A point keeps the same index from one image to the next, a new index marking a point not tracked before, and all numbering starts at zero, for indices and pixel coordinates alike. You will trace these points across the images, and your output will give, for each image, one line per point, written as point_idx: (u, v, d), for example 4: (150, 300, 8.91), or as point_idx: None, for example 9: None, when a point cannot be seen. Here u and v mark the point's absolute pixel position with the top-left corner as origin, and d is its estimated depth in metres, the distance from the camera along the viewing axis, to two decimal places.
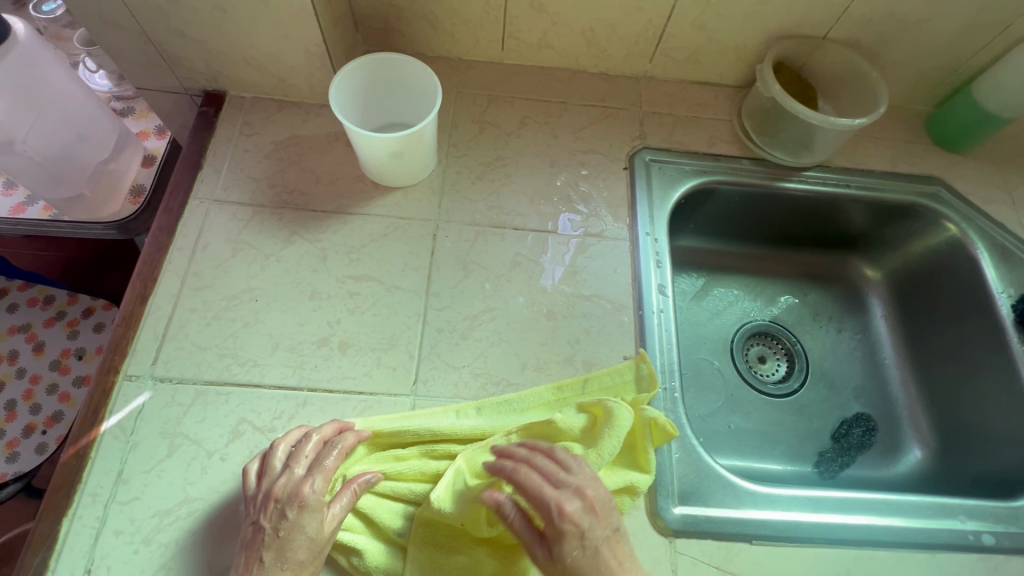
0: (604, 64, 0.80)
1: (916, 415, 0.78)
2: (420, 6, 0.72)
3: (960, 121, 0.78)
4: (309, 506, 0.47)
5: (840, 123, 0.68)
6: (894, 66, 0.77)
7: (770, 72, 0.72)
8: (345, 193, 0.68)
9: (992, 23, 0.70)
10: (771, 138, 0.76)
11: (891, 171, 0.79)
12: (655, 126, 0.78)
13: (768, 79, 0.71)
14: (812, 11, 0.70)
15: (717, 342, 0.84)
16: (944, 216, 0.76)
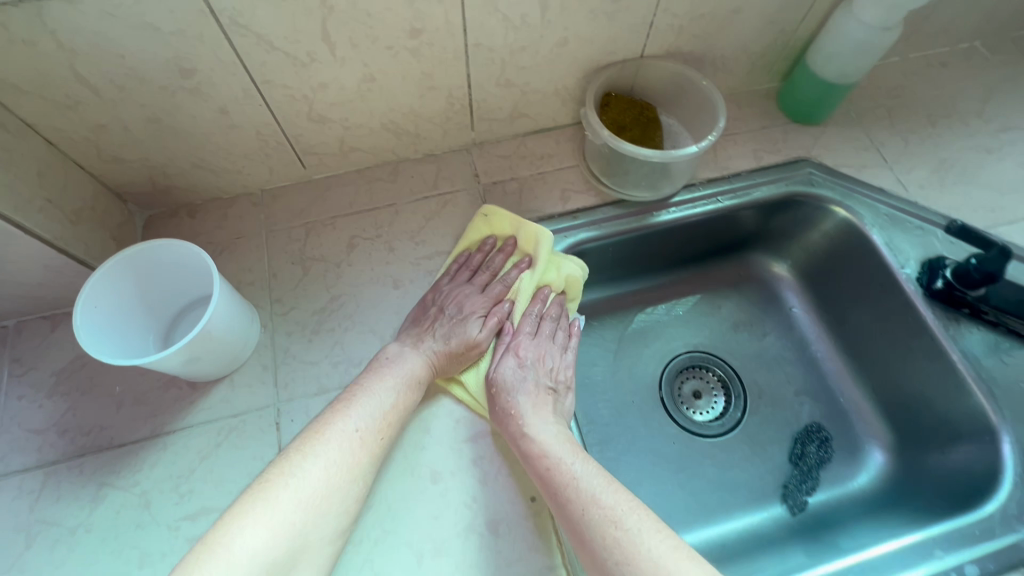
0: (423, 146, 0.71)
1: (865, 408, 0.73)
2: (183, 156, 0.61)
3: (807, 94, 0.73)
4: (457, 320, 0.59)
5: (679, 156, 0.61)
6: (724, 60, 0.71)
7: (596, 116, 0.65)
8: (157, 409, 0.56)
9: None
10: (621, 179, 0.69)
11: (758, 167, 0.73)
12: (499, 198, 0.70)
13: (595, 125, 0.64)
14: (617, 38, 0.63)
15: (645, 395, 0.77)
16: (824, 200, 0.71)
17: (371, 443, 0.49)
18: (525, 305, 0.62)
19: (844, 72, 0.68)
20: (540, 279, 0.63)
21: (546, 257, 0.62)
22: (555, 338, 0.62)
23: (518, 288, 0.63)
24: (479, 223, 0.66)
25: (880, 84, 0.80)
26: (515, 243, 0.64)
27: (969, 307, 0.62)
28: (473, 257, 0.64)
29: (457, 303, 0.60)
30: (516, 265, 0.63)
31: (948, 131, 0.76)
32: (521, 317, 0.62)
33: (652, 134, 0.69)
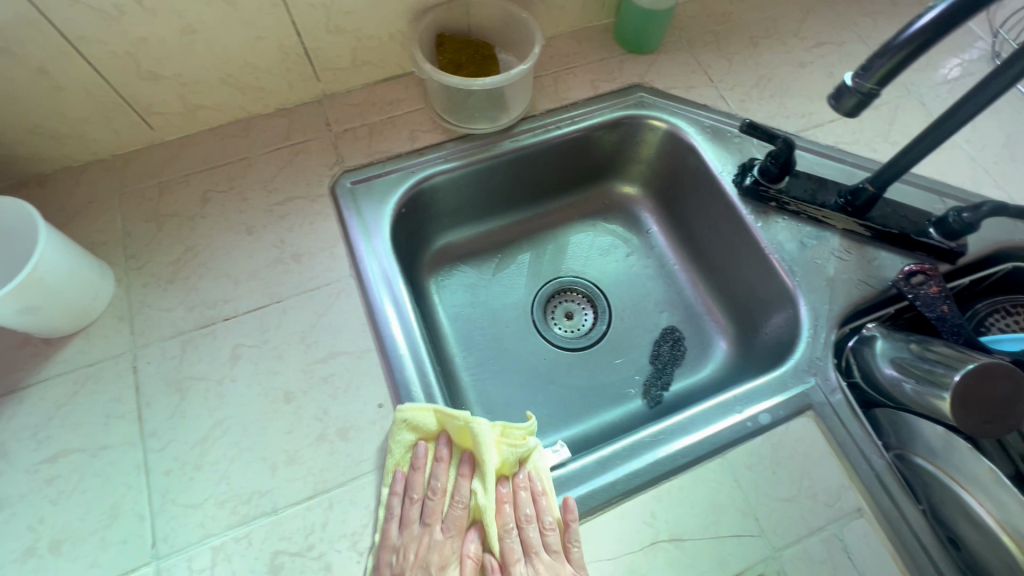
0: (272, 100, 0.73)
1: (713, 307, 0.81)
2: (14, 123, 0.62)
3: (632, 23, 0.79)
4: (430, 554, 0.51)
5: (494, 83, 0.66)
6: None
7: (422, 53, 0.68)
8: (12, 366, 0.58)
9: None
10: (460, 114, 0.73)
11: (594, 95, 0.78)
12: (350, 144, 0.73)
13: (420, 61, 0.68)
14: None
15: (518, 319, 0.83)
16: (653, 120, 0.77)
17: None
18: (494, 522, 0.52)
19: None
20: (496, 471, 0.54)
21: (482, 447, 0.53)
22: (541, 514, 0.53)
23: (480, 489, 0.53)
24: (402, 427, 0.55)
25: (708, 12, 0.86)
26: (449, 440, 0.56)
27: (774, 200, 0.69)
28: (410, 476, 0.54)
29: (419, 563, 0.50)
30: (463, 475, 0.54)
31: (767, 49, 0.83)
32: (497, 540, 0.52)
33: (486, 70, 0.74)
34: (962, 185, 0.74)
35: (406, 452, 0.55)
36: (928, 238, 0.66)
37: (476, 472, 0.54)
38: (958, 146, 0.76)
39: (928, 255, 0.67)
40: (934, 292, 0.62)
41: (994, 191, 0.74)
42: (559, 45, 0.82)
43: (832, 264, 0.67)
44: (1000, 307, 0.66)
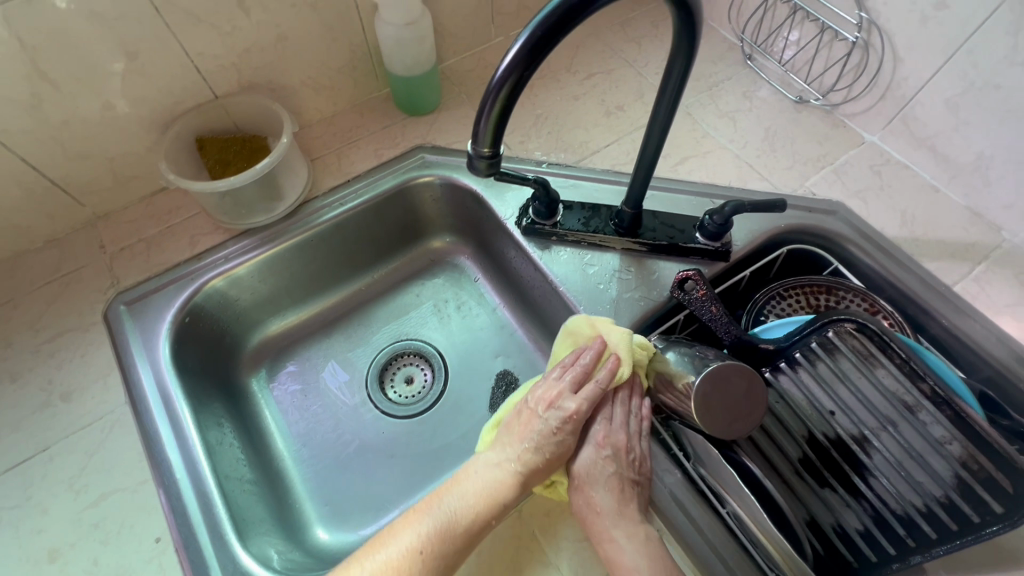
0: (37, 235, 0.71)
1: (541, 343, 0.82)
2: None
3: (400, 90, 0.81)
4: (569, 390, 0.58)
5: (239, 180, 0.67)
6: (313, 80, 0.78)
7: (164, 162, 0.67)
8: None
9: (339, 12, 0.72)
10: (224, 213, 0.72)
11: (378, 164, 0.80)
12: (127, 262, 0.71)
13: (163, 169, 0.67)
14: (169, 90, 0.67)
15: (353, 396, 0.80)
16: (437, 177, 0.79)
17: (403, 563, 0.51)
18: (612, 399, 0.60)
19: (410, 66, 0.77)
20: (631, 363, 0.60)
21: (625, 340, 0.60)
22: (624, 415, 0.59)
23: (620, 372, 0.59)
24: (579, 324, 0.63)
25: (484, 65, 0.91)
26: (602, 344, 0.60)
27: (554, 235, 0.72)
28: (566, 359, 0.61)
29: (551, 407, 0.58)
30: (603, 368, 0.59)
31: (543, 90, 0.88)
32: (613, 409, 0.59)
33: (249, 165, 0.73)
34: (730, 183, 0.78)
35: (583, 333, 0.62)
36: (696, 243, 0.70)
37: (620, 361, 0.59)
38: (724, 147, 0.82)
39: (702, 258, 0.70)
40: (703, 296, 0.64)
41: (760, 183, 0.78)
42: (341, 121, 0.84)
43: (614, 286, 0.69)
44: (775, 293, 0.69)
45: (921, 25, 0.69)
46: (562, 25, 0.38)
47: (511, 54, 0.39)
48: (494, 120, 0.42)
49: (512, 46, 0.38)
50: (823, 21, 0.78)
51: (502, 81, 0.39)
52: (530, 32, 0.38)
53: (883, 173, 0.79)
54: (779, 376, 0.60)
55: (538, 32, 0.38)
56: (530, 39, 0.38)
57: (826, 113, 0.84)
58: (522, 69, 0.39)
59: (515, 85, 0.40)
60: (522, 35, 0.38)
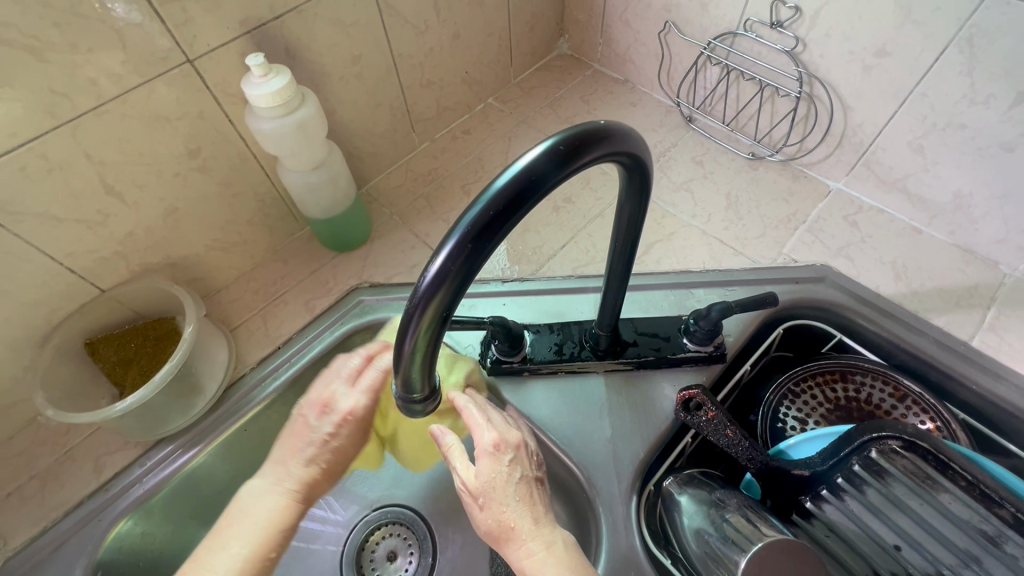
0: None
1: None
2: None
3: (323, 230, 0.72)
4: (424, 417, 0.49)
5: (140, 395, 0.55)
6: (220, 241, 0.68)
7: (44, 392, 0.56)
8: None
9: (235, 167, 0.63)
10: (131, 430, 0.59)
11: (311, 319, 0.69)
12: (16, 511, 0.58)
13: (42, 403, 0.55)
14: (40, 300, 0.56)
15: None
16: (381, 320, 0.68)
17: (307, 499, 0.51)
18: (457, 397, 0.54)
19: (328, 207, 0.68)
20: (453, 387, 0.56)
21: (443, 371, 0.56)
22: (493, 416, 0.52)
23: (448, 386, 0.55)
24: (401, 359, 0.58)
25: (414, 178, 0.83)
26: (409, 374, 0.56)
27: (525, 370, 0.62)
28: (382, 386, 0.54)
29: (348, 421, 0.53)
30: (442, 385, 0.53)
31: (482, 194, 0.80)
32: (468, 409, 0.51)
33: (154, 362, 0.61)
34: (704, 265, 0.71)
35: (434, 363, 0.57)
36: (685, 351, 0.61)
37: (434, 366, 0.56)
38: (688, 225, 0.75)
39: (697, 364, 0.61)
40: (713, 418, 0.54)
41: (735, 259, 0.72)
42: (263, 274, 0.74)
43: (607, 422, 0.59)
44: (787, 390, 0.60)
45: (864, 73, 0.65)
46: (501, 223, 0.29)
47: (436, 264, 0.29)
48: (422, 342, 0.31)
49: (438, 254, 0.28)
50: (760, 79, 0.74)
51: (428, 296, 0.29)
52: (458, 236, 0.29)
53: (859, 223, 0.73)
54: (823, 504, 0.50)
55: (472, 236, 0.28)
56: (460, 246, 0.28)
57: (783, 166, 0.79)
58: (453, 282, 0.29)
59: (447, 300, 0.30)
60: (448, 240, 0.29)
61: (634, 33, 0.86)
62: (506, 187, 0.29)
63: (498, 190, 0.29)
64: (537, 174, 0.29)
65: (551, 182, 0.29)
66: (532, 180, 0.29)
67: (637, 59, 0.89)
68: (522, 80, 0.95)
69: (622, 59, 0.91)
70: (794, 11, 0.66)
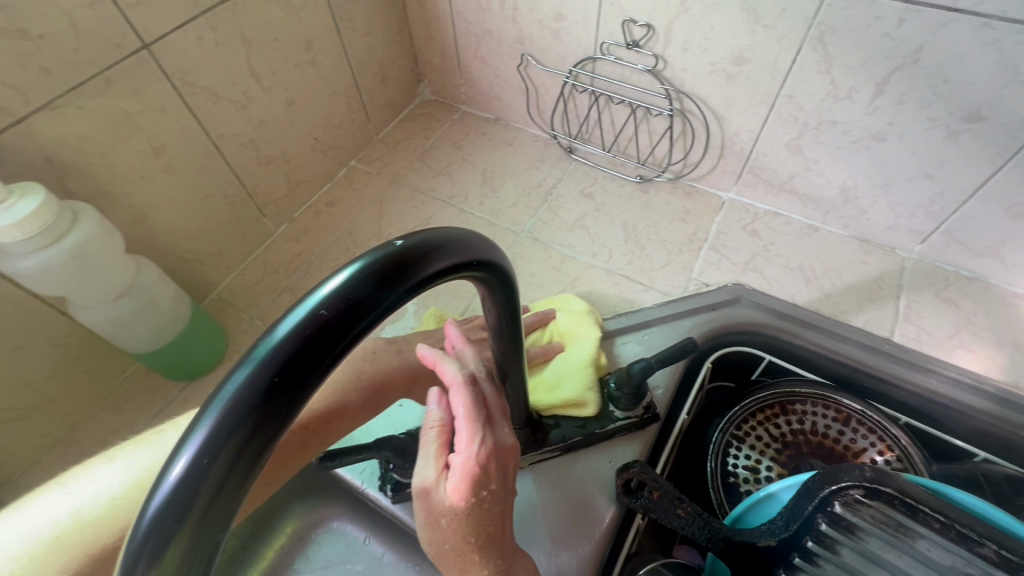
0: None
1: None
2: None
3: (156, 363, 0.57)
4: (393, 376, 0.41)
5: None
6: (9, 409, 0.52)
7: None
8: None
9: (6, 315, 0.48)
10: None
11: None
12: None
13: None
14: None
15: None
16: None
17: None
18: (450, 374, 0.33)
19: (154, 335, 0.54)
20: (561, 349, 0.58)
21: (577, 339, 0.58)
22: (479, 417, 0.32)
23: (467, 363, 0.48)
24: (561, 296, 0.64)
25: (275, 269, 0.71)
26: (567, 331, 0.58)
27: None
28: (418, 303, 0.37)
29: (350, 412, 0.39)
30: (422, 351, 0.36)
31: None
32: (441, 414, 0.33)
33: None
34: (616, 309, 0.64)
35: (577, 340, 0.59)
36: (614, 420, 0.53)
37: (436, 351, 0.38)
38: (589, 266, 0.69)
39: (629, 433, 0.53)
40: (659, 497, 0.47)
41: (645, 295, 0.66)
42: (87, 434, 0.58)
43: (543, 527, 0.49)
44: (730, 436, 0.54)
45: (727, 82, 0.62)
46: (292, 396, 0.19)
47: (173, 478, 0.18)
48: None
49: (169, 468, 0.17)
50: (629, 100, 0.70)
51: (172, 524, 0.18)
52: (219, 419, 0.18)
53: (759, 231, 0.70)
54: (798, 574, 0.42)
55: (231, 428, 0.18)
56: (219, 438, 0.18)
57: (673, 184, 0.75)
58: (207, 505, 0.18)
59: (211, 522, 0.18)
60: (203, 427, 0.18)
61: (493, 69, 0.80)
62: (287, 345, 0.19)
63: (276, 347, 0.19)
64: (337, 315, 0.20)
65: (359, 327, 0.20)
66: (328, 327, 0.19)
67: (503, 96, 0.83)
68: (386, 134, 0.86)
69: (488, 98, 0.85)
70: (646, 29, 0.62)
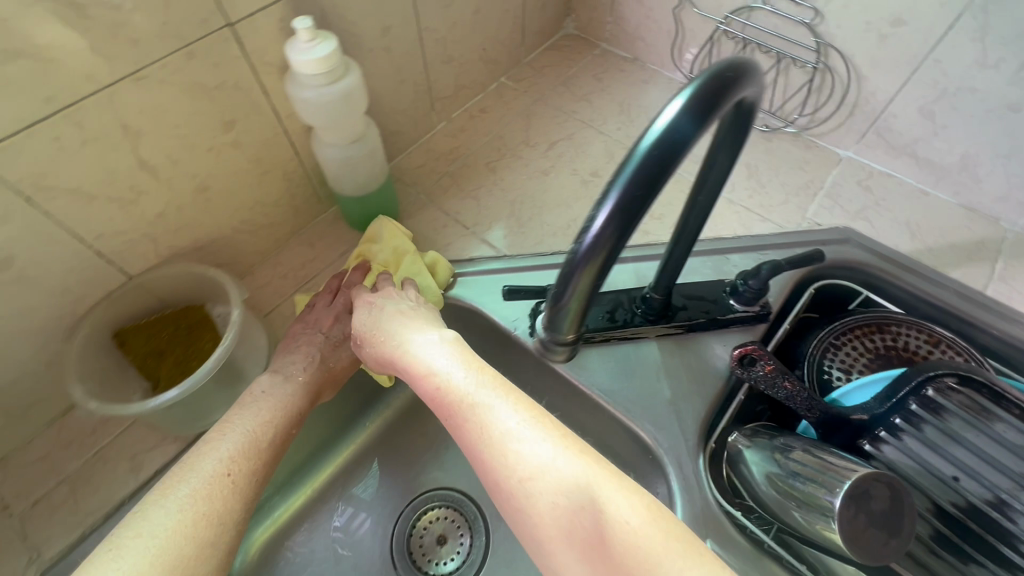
0: None
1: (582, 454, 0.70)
2: None
3: (354, 209, 0.69)
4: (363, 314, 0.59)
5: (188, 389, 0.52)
6: (246, 221, 0.65)
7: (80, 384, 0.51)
8: None
9: (266, 141, 0.60)
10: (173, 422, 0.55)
11: None
12: (47, 519, 0.53)
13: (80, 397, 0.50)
14: (67, 285, 0.52)
15: None
16: None
17: (277, 436, 0.52)
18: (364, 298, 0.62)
19: (362, 184, 0.66)
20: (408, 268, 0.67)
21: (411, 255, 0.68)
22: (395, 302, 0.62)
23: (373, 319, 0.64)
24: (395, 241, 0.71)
25: (435, 156, 0.82)
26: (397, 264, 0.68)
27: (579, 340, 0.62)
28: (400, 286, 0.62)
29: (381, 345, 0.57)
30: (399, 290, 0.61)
31: (507, 171, 0.80)
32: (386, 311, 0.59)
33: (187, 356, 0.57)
34: (735, 232, 0.73)
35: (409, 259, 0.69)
36: (733, 312, 0.63)
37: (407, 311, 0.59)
38: None
39: (743, 325, 0.63)
40: (770, 371, 0.56)
41: (762, 225, 0.74)
42: (289, 258, 0.70)
43: (666, 384, 0.61)
44: (829, 343, 0.63)
45: (879, 42, 0.68)
46: (657, 176, 0.28)
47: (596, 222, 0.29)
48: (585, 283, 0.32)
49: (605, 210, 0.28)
50: (777, 51, 0.77)
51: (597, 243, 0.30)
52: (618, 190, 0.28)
53: (872, 187, 0.77)
54: (882, 445, 0.52)
55: (620, 203, 0.29)
56: (622, 199, 0.28)
57: (796, 137, 0.83)
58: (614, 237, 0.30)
59: (613, 246, 0.30)
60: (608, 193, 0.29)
61: (646, 10, 0.87)
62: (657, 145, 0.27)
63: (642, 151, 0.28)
64: (683, 129, 0.27)
65: (693, 140, 0.28)
66: (673, 139, 0.27)
67: (648, 36, 0.90)
68: (532, 58, 0.95)
69: (632, 37, 0.92)
70: None
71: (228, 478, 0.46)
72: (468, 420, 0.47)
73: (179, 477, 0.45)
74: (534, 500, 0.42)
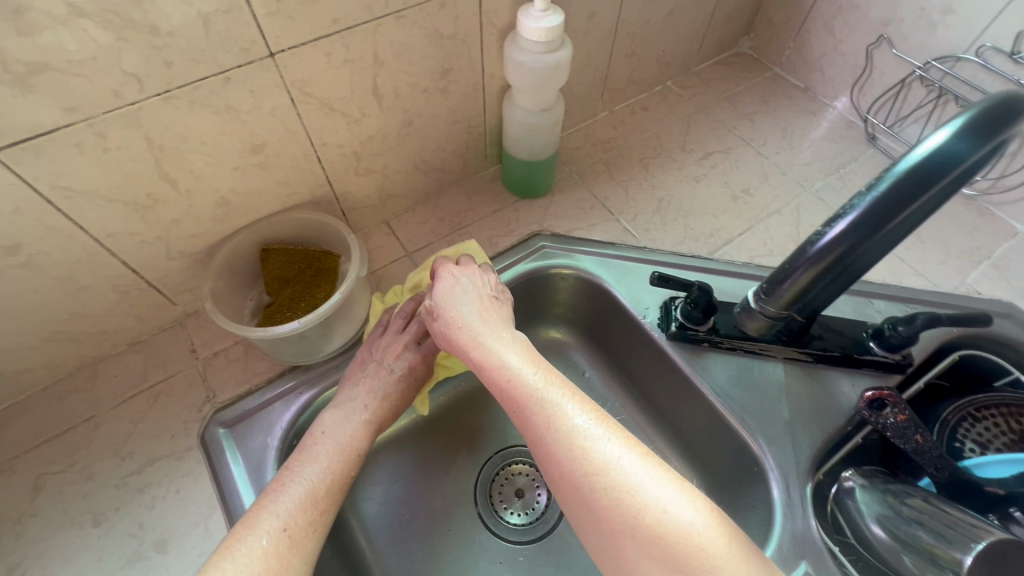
0: (122, 337, 0.62)
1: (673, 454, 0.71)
2: None
3: (517, 172, 0.75)
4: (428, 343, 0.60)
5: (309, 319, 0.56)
6: (426, 161, 0.72)
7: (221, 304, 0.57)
8: None
9: (466, 94, 0.67)
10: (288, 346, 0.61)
11: (492, 255, 0.72)
12: (223, 370, 0.63)
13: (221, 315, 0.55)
14: (287, 179, 0.60)
15: (462, 517, 0.68)
16: (560, 267, 0.71)
17: (334, 484, 0.47)
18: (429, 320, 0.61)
19: (533, 150, 0.71)
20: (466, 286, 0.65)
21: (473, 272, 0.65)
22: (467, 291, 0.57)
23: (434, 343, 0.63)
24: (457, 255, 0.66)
25: (592, 142, 0.86)
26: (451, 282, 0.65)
27: (706, 341, 0.63)
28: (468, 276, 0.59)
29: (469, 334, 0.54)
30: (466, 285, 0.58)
31: (659, 170, 0.82)
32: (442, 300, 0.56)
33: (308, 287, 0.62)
34: (884, 280, 0.71)
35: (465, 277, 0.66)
36: (872, 355, 0.62)
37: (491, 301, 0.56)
38: None
39: (878, 370, 0.62)
40: (902, 421, 0.55)
41: (915, 280, 0.72)
42: (447, 204, 0.77)
43: (785, 405, 0.61)
44: (966, 413, 0.59)
45: None
46: (911, 197, 0.33)
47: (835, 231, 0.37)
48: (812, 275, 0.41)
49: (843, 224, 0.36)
50: None
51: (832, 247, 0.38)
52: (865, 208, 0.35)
53: None
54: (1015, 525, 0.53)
55: (863, 215, 0.35)
56: (864, 216, 0.35)
57: (970, 200, 0.79)
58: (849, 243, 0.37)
59: (846, 251, 0.37)
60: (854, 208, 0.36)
61: (835, 42, 0.86)
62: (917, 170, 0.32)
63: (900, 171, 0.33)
64: (948, 157, 0.31)
65: (966, 157, 0.31)
66: (940, 160, 0.32)
67: (828, 69, 0.89)
68: (702, 69, 0.96)
69: (810, 67, 0.92)
70: None
71: (287, 533, 0.41)
72: (534, 412, 0.43)
73: (244, 530, 0.41)
74: (616, 507, 0.38)
